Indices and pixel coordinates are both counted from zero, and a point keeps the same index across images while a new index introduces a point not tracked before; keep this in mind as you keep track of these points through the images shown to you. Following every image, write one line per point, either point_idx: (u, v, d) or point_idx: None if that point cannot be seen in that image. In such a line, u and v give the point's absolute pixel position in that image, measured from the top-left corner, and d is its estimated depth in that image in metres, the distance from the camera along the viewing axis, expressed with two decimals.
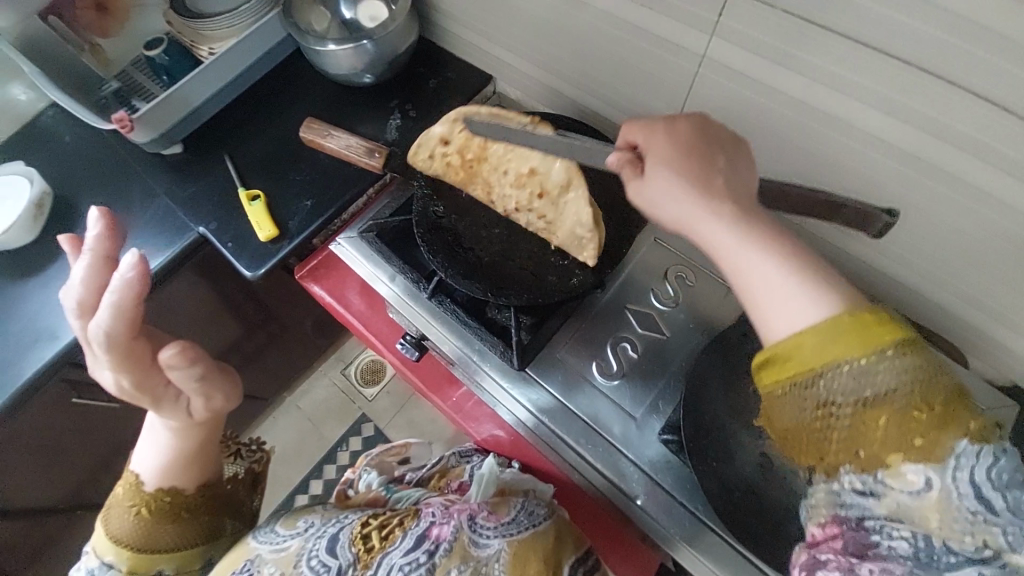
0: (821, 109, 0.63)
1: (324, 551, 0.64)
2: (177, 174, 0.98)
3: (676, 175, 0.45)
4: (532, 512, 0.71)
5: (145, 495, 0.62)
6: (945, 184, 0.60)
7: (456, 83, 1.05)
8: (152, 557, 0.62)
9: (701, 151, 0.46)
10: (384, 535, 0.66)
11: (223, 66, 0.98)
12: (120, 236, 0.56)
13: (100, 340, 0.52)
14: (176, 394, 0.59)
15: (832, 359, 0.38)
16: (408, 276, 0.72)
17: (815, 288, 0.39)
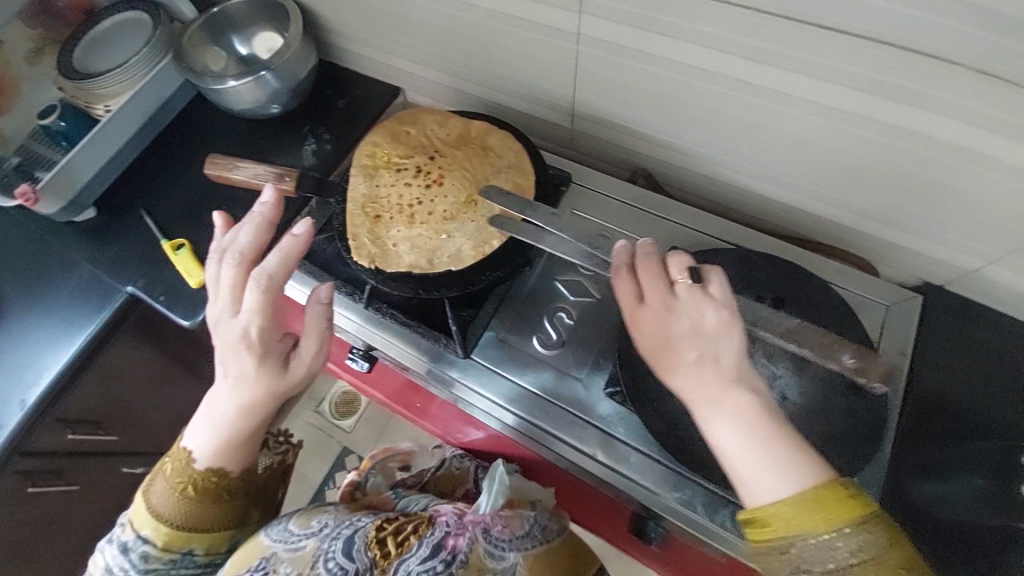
0: (690, 63, 0.68)
1: (341, 553, 0.61)
2: (97, 238, 0.96)
3: (655, 343, 0.52)
4: (546, 527, 0.73)
5: (195, 473, 0.61)
6: (808, 110, 0.65)
7: (365, 100, 1.06)
8: (188, 535, 0.62)
9: (675, 322, 0.51)
10: (400, 542, 0.64)
11: (123, 120, 0.96)
12: (282, 205, 0.63)
13: (263, 280, 0.57)
14: (288, 351, 0.60)
15: (799, 528, 0.42)
16: (341, 290, 0.72)
17: (783, 456, 0.45)
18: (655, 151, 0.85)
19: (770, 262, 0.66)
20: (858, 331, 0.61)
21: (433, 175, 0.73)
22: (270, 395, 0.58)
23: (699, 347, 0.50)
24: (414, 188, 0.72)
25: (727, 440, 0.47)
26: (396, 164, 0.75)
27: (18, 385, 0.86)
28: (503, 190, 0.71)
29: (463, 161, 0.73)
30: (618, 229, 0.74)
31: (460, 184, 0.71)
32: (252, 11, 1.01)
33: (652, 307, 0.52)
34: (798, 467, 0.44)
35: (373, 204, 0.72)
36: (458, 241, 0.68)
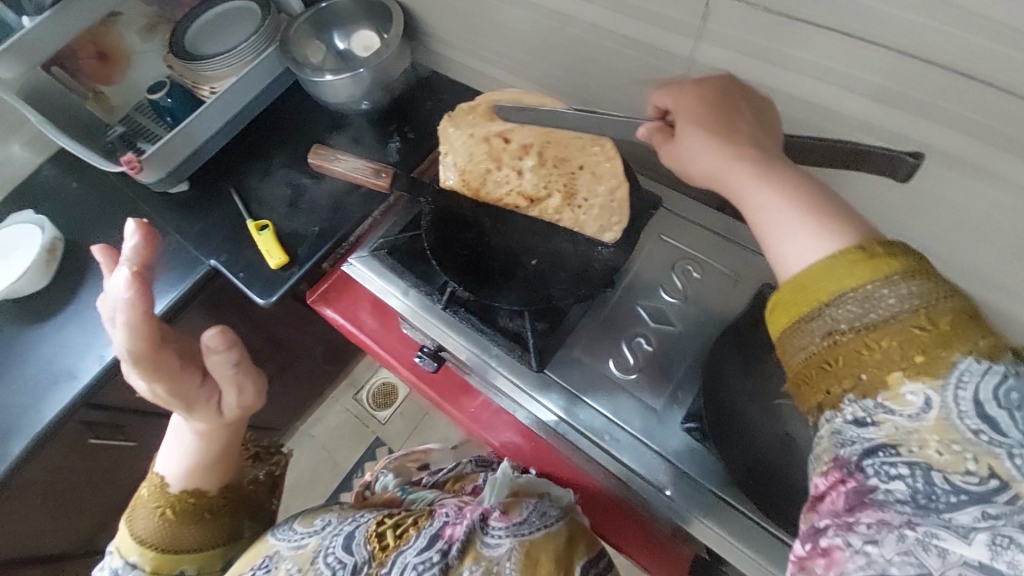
0: (806, 100, 0.66)
1: (339, 548, 0.68)
2: (186, 209, 1.00)
3: (704, 158, 0.49)
4: (546, 513, 0.72)
5: (170, 496, 0.70)
6: (930, 159, 0.62)
7: (452, 105, 1.08)
8: (177, 557, 0.68)
9: (720, 133, 0.50)
10: (399, 535, 0.69)
11: (222, 104, 1.01)
12: (144, 241, 0.55)
13: (127, 353, 0.56)
14: (209, 395, 0.64)
15: (831, 291, 0.39)
16: (422, 289, 0.73)
17: (828, 223, 0.41)
18: None
19: None
20: None
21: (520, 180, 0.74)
22: (218, 426, 0.67)
23: (743, 152, 0.48)
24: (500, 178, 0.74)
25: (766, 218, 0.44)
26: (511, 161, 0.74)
27: (101, 340, 0.91)
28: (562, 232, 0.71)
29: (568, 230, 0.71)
30: (705, 260, 0.71)
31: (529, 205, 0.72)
32: (357, 10, 1.04)
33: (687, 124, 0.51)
34: (837, 234, 0.41)
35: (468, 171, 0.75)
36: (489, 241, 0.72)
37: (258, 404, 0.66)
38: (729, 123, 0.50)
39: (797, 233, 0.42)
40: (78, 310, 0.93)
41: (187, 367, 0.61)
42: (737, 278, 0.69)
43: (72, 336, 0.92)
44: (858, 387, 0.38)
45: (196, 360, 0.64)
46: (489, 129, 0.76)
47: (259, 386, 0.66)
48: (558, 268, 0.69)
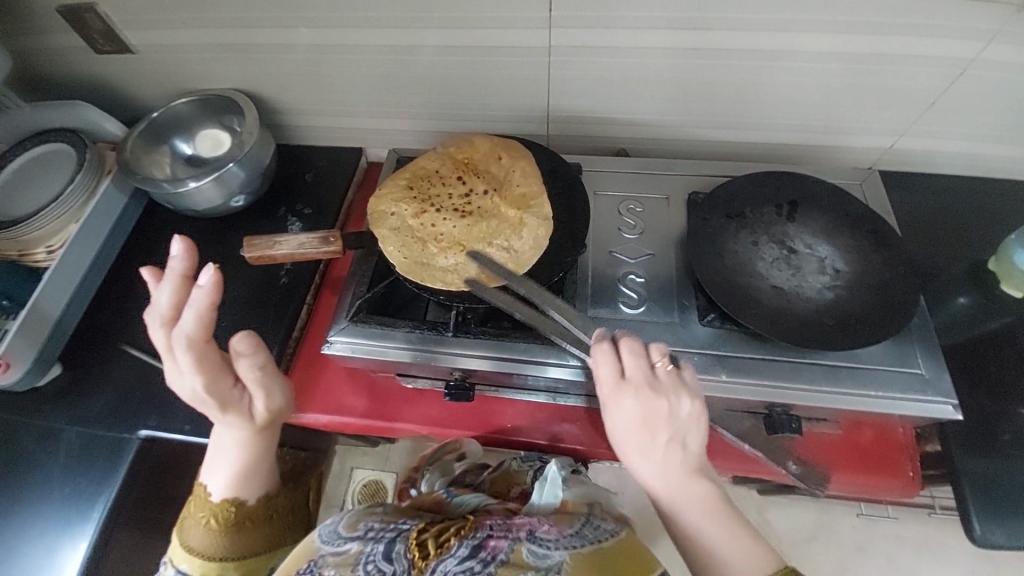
0: (645, 46, 0.81)
1: (381, 555, 0.60)
2: (75, 393, 0.82)
3: (636, 433, 0.56)
4: (597, 527, 0.67)
5: (215, 506, 0.66)
6: (744, 58, 0.81)
7: (333, 169, 1.06)
8: (221, 568, 0.65)
9: (658, 425, 0.56)
10: (441, 543, 0.61)
11: (72, 260, 0.86)
12: (195, 253, 0.56)
13: (183, 342, 0.55)
14: (242, 397, 0.62)
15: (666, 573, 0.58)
16: (425, 329, 0.73)
17: (738, 543, 0.54)
18: (627, 130, 0.96)
19: (771, 175, 0.78)
20: (860, 204, 0.75)
21: (465, 203, 0.76)
22: (253, 431, 0.64)
23: (679, 443, 0.56)
24: (447, 203, 0.76)
25: (691, 528, 0.55)
26: (462, 186, 0.78)
27: None
28: (500, 239, 0.73)
29: (513, 215, 0.74)
30: (639, 194, 0.82)
31: (469, 226, 0.74)
32: (195, 110, 0.96)
33: (626, 414, 0.56)
34: (745, 542, 0.54)
35: (416, 202, 0.77)
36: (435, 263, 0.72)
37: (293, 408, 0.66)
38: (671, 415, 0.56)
39: (719, 534, 0.54)
40: None
41: (227, 366, 0.61)
42: (668, 197, 0.82)
43: None
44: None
45: (230, 363, 0.63)
46: (443, 165, 0.81)
47: (286, 386, 0.65)
48: (547, 251, 0.73)
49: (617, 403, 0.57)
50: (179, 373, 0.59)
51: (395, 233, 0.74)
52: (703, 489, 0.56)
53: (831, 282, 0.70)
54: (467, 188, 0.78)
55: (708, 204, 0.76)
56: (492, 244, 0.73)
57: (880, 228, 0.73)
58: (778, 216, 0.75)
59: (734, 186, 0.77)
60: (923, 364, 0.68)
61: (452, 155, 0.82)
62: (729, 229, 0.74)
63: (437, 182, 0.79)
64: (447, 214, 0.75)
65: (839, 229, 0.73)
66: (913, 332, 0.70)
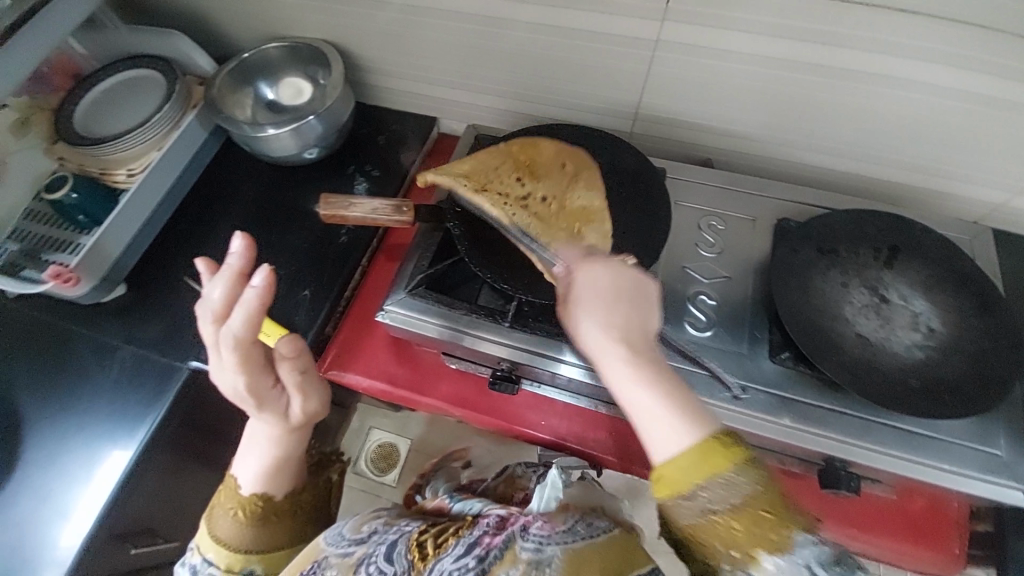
0: (760, 54, 0.76)
1: (382, 556, 0.65)
2: (135, 315, 0.85)
3: (592, 299, 0.53)
4: (592, 524, 0.66)
5: (244, 498, 0.70)
6: (867, 82, 0.75)
7: (406, 134, 1.04)
8: (245, 556, 0.69)
9: (611, 291, 0.53)
10: (438, 544, 0.66)
11: (149, 186, 0.87)
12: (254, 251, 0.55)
13: (229, 342, 0.55)
14: (279, 397, 0.65)
15: (689, 482, 0.46)
16: (482, 315, 0.71)
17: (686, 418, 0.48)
18: (716, 139, 0.91)
19: (874, 215, 0.72)
20: (968, 262, 0.69)
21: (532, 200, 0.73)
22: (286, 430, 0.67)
23: (629, 314, 0.53)
24: (514, 195, 0.73)
25: (634, 402, 0.49)
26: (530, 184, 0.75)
27: (77, 499, 0.74)
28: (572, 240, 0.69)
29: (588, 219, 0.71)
30: (723, 211, 0.78)
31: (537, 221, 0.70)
32: (283, 56, 0.96)
33: (589, 330, 0.52)
34: (690, 427, 0.47)
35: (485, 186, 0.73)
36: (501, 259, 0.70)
37: (325, 409, 0.68)
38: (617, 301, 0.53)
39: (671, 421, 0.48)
40: (37, 473, 0.76)
41: (268, 366, 0.62)
42: (754, 219, 0.77)
43: (35, 508, 0.74)
44: (705, 556, 0.48)
45: (270, 360, 0.64)
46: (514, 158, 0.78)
47: (322, 390, 0.68)
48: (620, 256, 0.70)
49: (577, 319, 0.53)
50: (222, 368, 0.60)
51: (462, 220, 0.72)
52: (650, 357, 0.51)
53: (923, 341, 0.64)
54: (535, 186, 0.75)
55: (799, 235, 0.71)
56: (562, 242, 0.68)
57: (986, 292, 0.67)
58: (874, 261, 0.69)
59: (830, 221, 0.72)
60: (1005, 446, 0.63)
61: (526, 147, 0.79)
62: (818, 266, 0.69)
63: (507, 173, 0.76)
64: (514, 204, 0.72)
65: (940, 285, 0.67)
66: (1002, 410, 0.65)
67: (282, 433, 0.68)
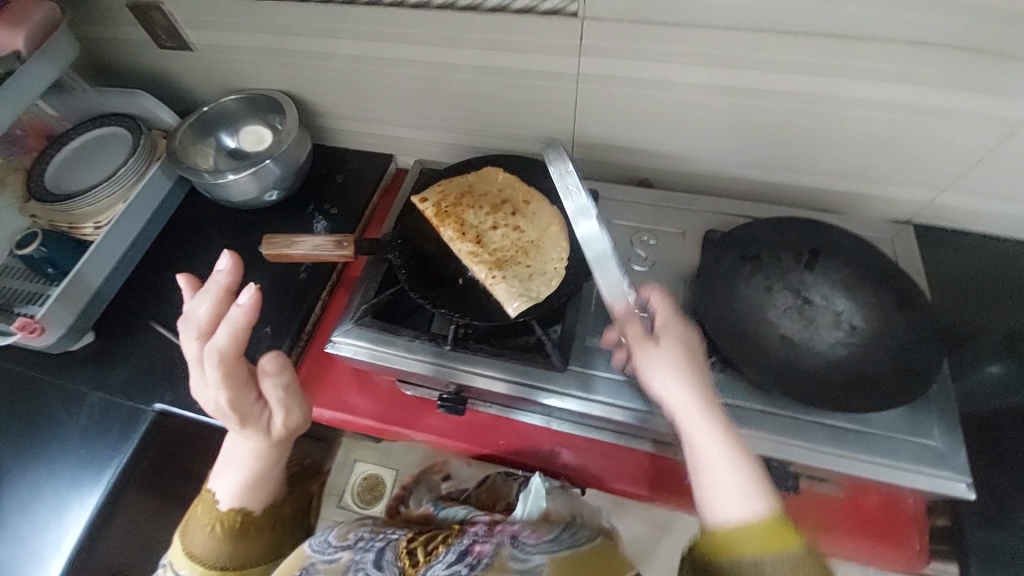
0: (676, 80, 0.81)
1: (371, 563, 0.70)
2: (106, 361, 0.88)
3: (663, 342, 0.59)
4: (576, 534, 0.73)
5: (220, 514, 0.72)
6: (777, 98, 0.79)
7: (364, 172, 1.10)
8: (222, 571, 0.71)
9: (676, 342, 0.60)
10: (427, 552, 0.70)
11: (115, 239, 0.91)
12: (240, 269, 0.60)
13: (214, 356, 0.58)
14: (262, 412, 0.66)
15: (748, 550, 0.48)
16: (424, 340, 0.73)
17: (749, 476, 0.51)
18: (650, 161, 0.96)
19: (794, 221, 0.76)
20: (886, 260, 0.72)
21: (492, 237, 0.76)
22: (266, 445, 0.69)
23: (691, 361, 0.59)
24: (478, 229, 0.77)
25: (703, 452, 0.53)
26: (492, 218, 0.78)
27: (38, 551, 0.74)
28: (513, 276, 0.72)
29: (532, 257, 0.74)
30: (655, 227, 0.81)
31: (486, 260, 0.74)
32: (241, 107, 1.02)
33: (652, 363, 0.58)
34: (755, 492, 0.50)
35: (449, 218, 0.77)
36: (445, 292, 0.73)
37: (306, 423, 0.70)
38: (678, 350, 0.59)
39: (734, 483, 0.51)
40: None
41: (251, 382, 0.64)
42: (685, 232, 0.80)
43: None
44: None
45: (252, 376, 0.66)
46: (482, 191, 0.81)
47: (304, 406, 0.69)
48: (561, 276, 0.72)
49: (641, 350, 0.59)
50: (205, 384, 0.63)
51: (406, 258, 0.75)
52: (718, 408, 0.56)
53: (845, 339, 0.66)
54: (496, 222, 0.78)
55: (724, 245, 0.74)
56: (502, 285, 0.71)
57: (905, 286, 0.69)
58: (796, 264, 0.72)
59: (754, 230, 0.75)
60: (938, 435, 0.63)
61: (494, 182, 0.82)
62: (744, 272, 0.72)
63: (470, 206, 0.79)
64: (472, 240, 0.75)
65: (860, 284, 0.70)
66: (932, 400, 0.65)
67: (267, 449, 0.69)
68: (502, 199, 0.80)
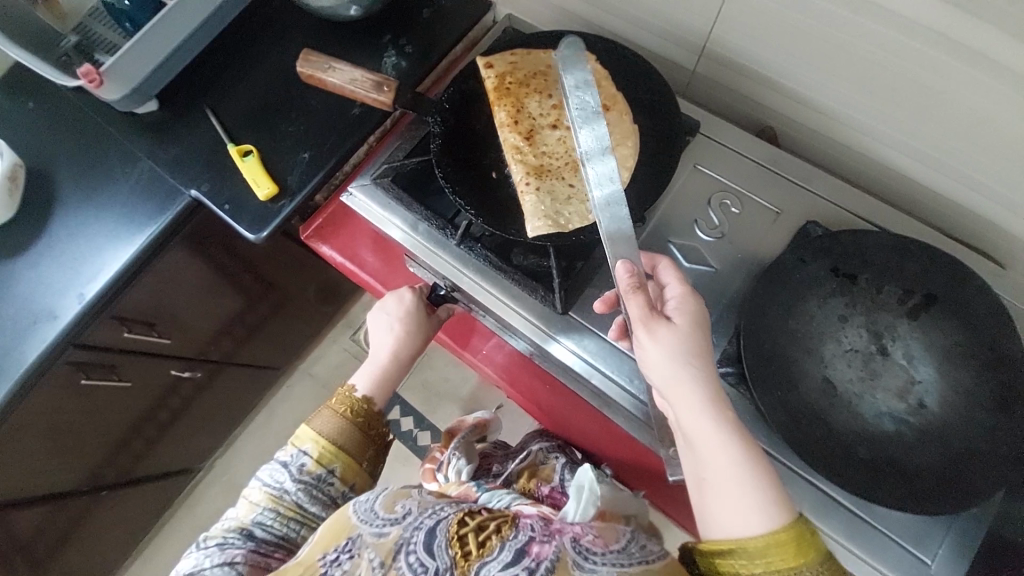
0: (877, 5, 0.56)
1: (422, 546, 0.49)
2: (160, 134, 0.88)
3: (679, 337, 0.49)
4: (645, 546, 0.50)
5: (353, 399, 0.63)
6: (1007, 77, 0.54)
7: (455, 11, 0.93)
8: (337, 453, 0.60)
9: (690, 332, 0.50)
10: (481, 542, 0.49)
11: (187, 11, 0.84)
12: None
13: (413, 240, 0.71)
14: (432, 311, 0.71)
15: (760, 567, 0.42)
16: (433, 224, 0.67)
17: (769, 490, 0.44)
18: (788, 107, 0.74)
19: (925, 252, 0.57)
20: (1018, 346, 0.54)
21: (546, 138, 0.66)
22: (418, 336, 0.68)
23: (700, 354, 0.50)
24: (534, 122, 0.66)
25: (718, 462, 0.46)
26: (555, 115, 0.66)
27: (80, 278, 0.83)
28: (549, 192, 0.63)
29: (578, 180, 0.64)
30: (746, 193, 0.65)
31: (528, 162, 0.64)
32: None
33: (653, 353, 0.49)
34: (772, 505, 0.43)
35: (509, 97, 0.66)
36: (472, 179, 0.65)
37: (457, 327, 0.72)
38: (685, 328, 0.50)
39: (748, 496, 0.44)
40: (49, 246, 0.84)
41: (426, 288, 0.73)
42: (779, 213, 0.64)
43: (47, 275, 0.83)
44: None
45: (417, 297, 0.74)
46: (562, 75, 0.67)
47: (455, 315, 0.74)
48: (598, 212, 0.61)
49: (643, 329, 0.50)
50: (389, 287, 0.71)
51: (450, 129, 0.66)
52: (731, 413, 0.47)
53: (902, 413, 0.53)
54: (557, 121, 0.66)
55: (818, 247, 0.59)
56: (531, 195, 0.62)
57: (1017, 387, 0.53)
58: (895, 304, 0.56)
59: (868, 245, 0.58)
60: (941, 560, 0.54)
61: None
62: (824, 287, 0.57)
63: (538, 92, 0.66)
64: (522, 132, 0.65)
65: (963, 361, 0.54)
66: (959, 520, 0.54)
67: (418, 344, 0.69)
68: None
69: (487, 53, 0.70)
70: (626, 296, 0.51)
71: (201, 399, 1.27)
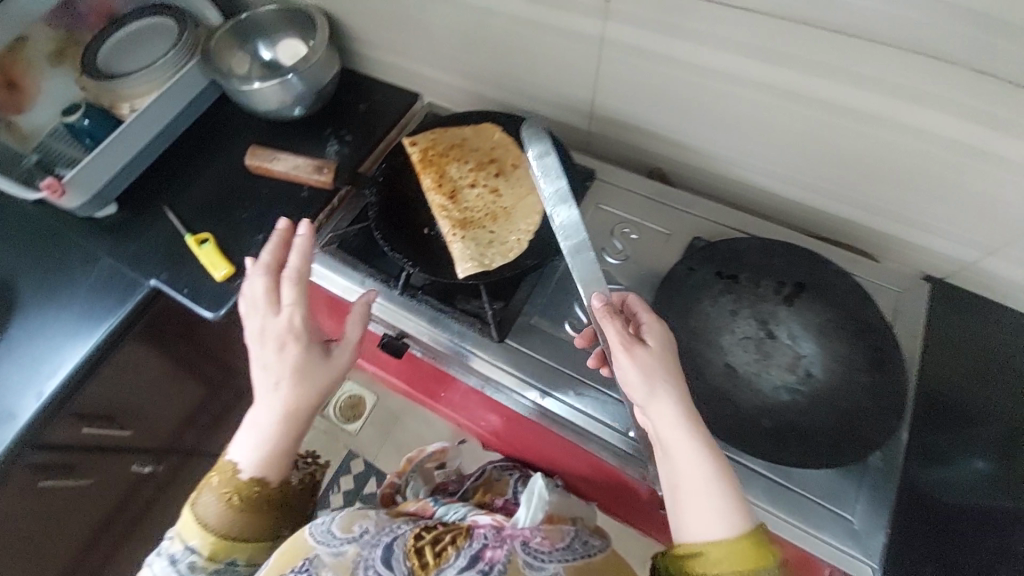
0: (709, 67, 0.72)
1: (380, 561, 0.54)
2: (119, 234, 0.95)
3: (652, 359, 0.53)
4: (587, 541, 0.60)
5: (241, 483, 0.57)
6: (816, 108, 0.70)
7: (386, 104, 1.08)
8: (232, 545, 0.58)
9: (661, 355, 0.54)
10: (438, 551, 0.55)
11: (143, 126, 0.96)
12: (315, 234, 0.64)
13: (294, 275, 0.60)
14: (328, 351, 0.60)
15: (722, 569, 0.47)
16: (378, 278, 0.75)
17: (731, 500, 0.49)
18: (669, 150, 0.89)
19: (788, 249, 0.69)
20: (873, 315, 0.64)
21: (468, 196, 0.77)
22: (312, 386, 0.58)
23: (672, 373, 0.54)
24: (457, 183, 0.77)
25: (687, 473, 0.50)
26: (473, 177, 0.78)
27: (39, 377, 0.84)
28: (474, 239, 0.73)
29: (498, 226, 0.74)
30: (642, 221, 0.77)
31: (453, 217, 0.74)
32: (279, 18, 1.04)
33: (630, 374, 0.53)
34: (732, 514, 0.48)
35: (432, 166, 0.77)
36: (408, 236, 0.74)
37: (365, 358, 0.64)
38: (659, 352, 0.54)
39: (713, 506, 0.48)
40: (7, 349, 0.86)
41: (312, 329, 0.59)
42: (670, 234, 0.76)
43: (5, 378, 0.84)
44: None
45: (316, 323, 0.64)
46: (475, 144, 0.79)
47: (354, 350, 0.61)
48: (518, 250, 0.71)
49: (621, 351, 0.54)
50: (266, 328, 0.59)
51: (385, 196, 0.76)
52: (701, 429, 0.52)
53: (794, 385, 0.62)
54: (476, 181, 0.78)
55: (704, 256, 0.70)
56: (458, 243, 0.72)
57: (882, 348, 0.62)
58: (773, 295, 0.66)
59: (742, 250, 0.70)
60: (859, 512, 0.60)
61: (488, 140, 0.79)
62: (713, 289, 0.67)
63: (458, 160, 0.78)
64: (447, 193, 0.76)
65: (835, 335, 0.63)
66: (866, 474, 0.62)
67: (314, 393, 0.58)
68: (491, 157, 0.79)
69: (412, 133, 0.82)
70: (604, 321, 0.55)
71: (164, 497, 1.23)
